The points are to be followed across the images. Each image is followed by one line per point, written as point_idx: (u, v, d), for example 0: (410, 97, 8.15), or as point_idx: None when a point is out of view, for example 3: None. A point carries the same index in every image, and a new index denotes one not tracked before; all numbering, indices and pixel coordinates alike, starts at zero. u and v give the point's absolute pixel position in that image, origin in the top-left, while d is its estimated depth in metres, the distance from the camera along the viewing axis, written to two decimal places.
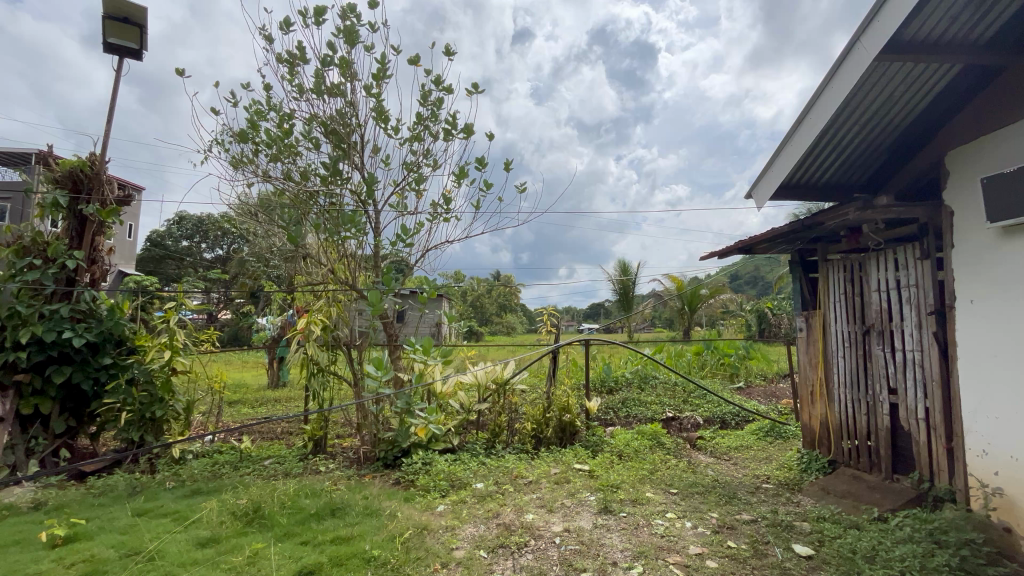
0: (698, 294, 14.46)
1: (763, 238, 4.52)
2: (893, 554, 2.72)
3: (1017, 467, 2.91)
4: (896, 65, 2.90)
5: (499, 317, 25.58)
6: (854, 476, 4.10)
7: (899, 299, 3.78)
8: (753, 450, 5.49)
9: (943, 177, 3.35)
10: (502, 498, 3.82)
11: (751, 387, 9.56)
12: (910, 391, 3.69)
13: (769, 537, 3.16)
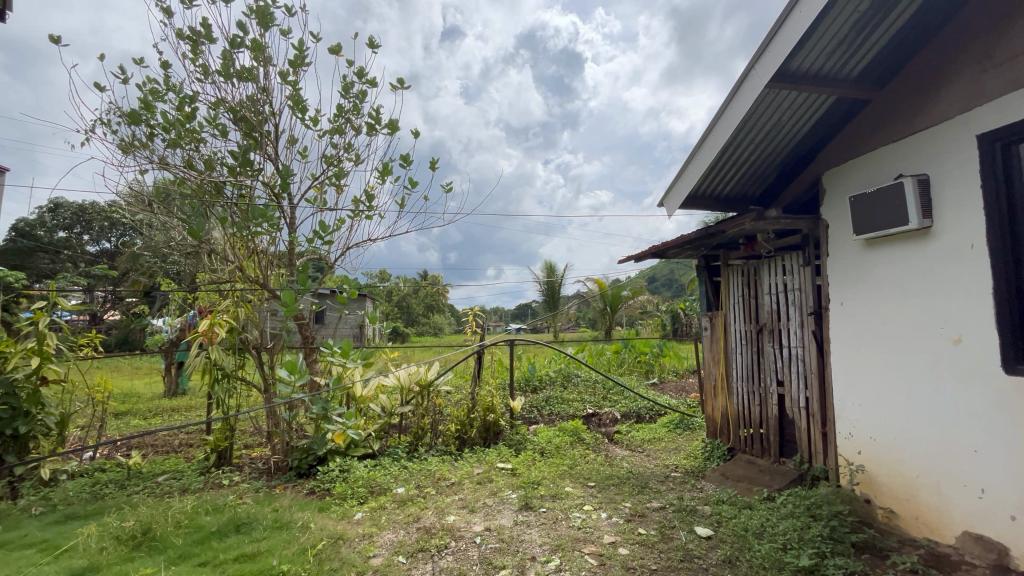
0: (619, 295, 15.18)
1: (673, 244, 4.86)
2: (777, 529, 3.05)
3: (875, 446, 3.37)
4: (785, 92, 3.25)
5: (426, 317, 25.18)
6: (749, 461, 4.52)
7: (786, 301, 4.25)
8: (663, 442, 5.87)
9: (822, 194, 3.80)
10: (423, 502, 3.76)
11: (664, 382, 10.23)
12: (794, 383, 4.16)
13: (675, 522, 3.39)
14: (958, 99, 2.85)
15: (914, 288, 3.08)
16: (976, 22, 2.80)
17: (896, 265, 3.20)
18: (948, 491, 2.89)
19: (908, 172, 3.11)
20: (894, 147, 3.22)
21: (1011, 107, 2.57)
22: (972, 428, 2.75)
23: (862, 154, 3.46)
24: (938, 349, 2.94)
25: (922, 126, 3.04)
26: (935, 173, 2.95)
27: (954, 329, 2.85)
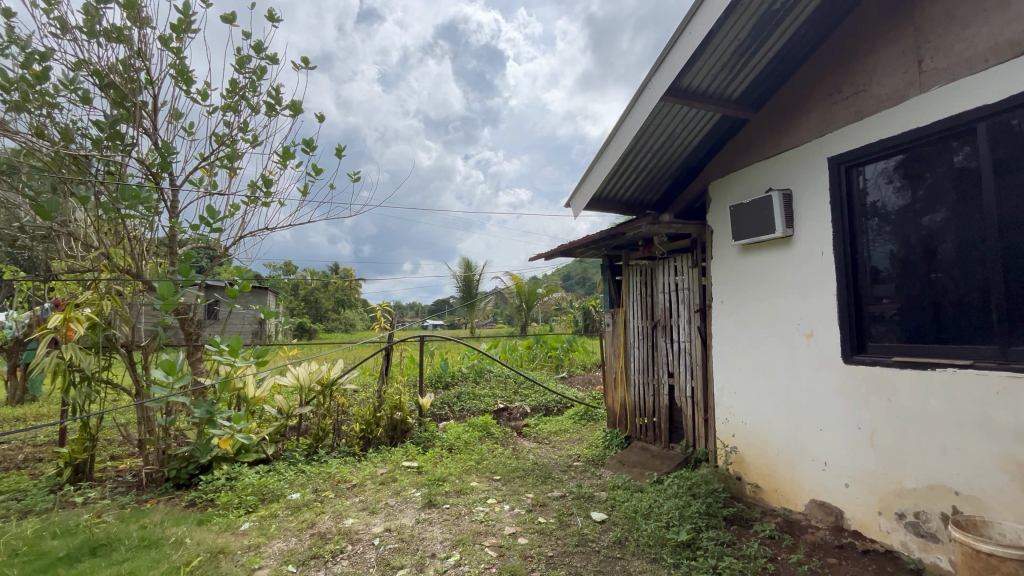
0: (534, 292, 15.55)
1: (579, 244, 5.08)
2: (662, 509, 3.33)
3: (745, 429, 3.79)
4: (678, 106, 3.52)
5: (337, 313, 23.95)
6: (643, 448, 4.86)
7: (677, 299, 4.64)
8: (568, 433, 6.13)
9: (709, 202, 4.19)
10: (320, 506, 3.58)
11: (572, 376, 10.67)
12: (683, 374, 4.54)
13: (573, 509, 3.56)
14: (817, 125, 3.27)
15: (778, 289, 3.50)
16: (833, 60, 3.21)
17: (764, 268, 3.62)
18: (800, 466, 3.32)
19: (776, 186, 3.53)
20: (766, 164, 3.63)
21: (855, 136, 3.01)
22: (819, 411, 3.18)
23: (742, 168, 3.85)
24: (795, 343, 3.36)
25: (789, 147, 3.46)
26: (796, 189, 3.38)
27: (808, 326, 3.28)
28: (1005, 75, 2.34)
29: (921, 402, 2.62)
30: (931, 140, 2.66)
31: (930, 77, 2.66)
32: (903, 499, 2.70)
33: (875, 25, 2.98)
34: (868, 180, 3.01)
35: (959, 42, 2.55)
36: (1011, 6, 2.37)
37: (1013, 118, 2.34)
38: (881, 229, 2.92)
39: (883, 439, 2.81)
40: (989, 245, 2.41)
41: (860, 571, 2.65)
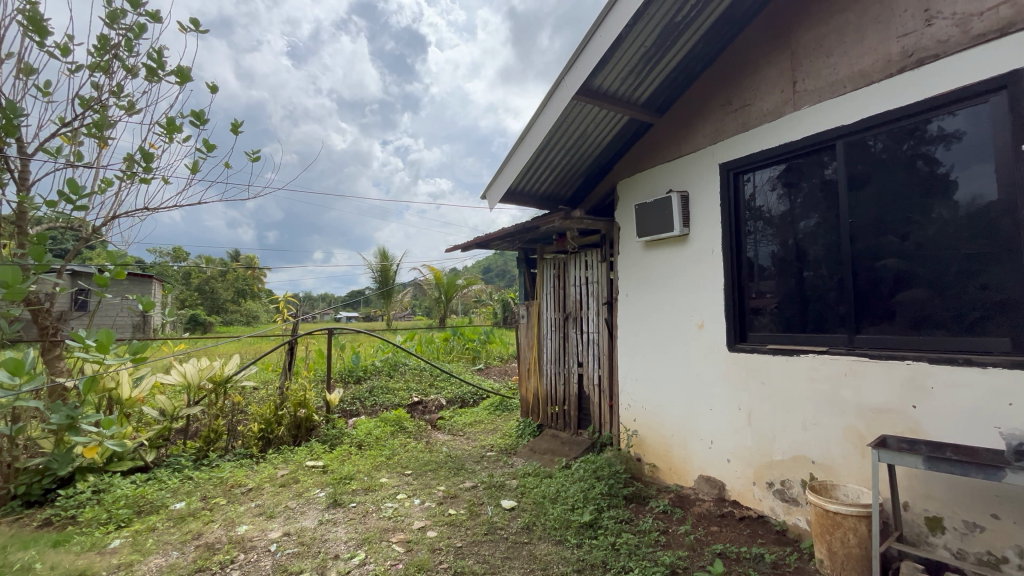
0: (454, 284, 15.44)
1: (495, 236, 5.11)
2: (568, 493, 3.49)
3: (645, 413, 4.07)
4: (589, 106, 3.64)
5: (237, 304, 22.00)
6: (553, 435, 5.04)
7: (587, 292, 4.85)
8: (482, 424, 6.19)
9: (618, 200, 4.41)
10: (209, 515, 3.29)
11: (488, 367, 10.77)
12: (591, 364, 4.77)
13: (484, 499, 3.60)
14: (712, 133, 3.56)
15: (675, 283, 3.79)
16: (726, 74, 3.51)
17: (664, 263, 3.89)
18: (691, 445, 3.63)
19: (675, 187, 3.80)
20: (668, 166, 3.90)
21: (743, 145, 3.33)
22: (707, 394, 3.50)
23: (647, 169, 4.10)
24: (689, 333, 3.66)
25: (687, 151, 3.74)
26: (692, 191, 3.67)
27: (699, 317, 3.59)
28: (860, 101, 2.71)
29: (790, 384, 2.98)
30: (806, 153, 3.01)
31: (802, 97, 3.01)
32: (772, 470, 3.07)
33: (760, 45, 3.29)
34: (754, 186, 3.34)
35: (825, 68, 2.91)
36: (864, 40, 2.74)
37: (867, 138, 2.71)
38: (764, 231, 3.26)
39: (758, 418, 3.15)
40: (846, 247, 2.79)
41: (736, 536, 2.96)
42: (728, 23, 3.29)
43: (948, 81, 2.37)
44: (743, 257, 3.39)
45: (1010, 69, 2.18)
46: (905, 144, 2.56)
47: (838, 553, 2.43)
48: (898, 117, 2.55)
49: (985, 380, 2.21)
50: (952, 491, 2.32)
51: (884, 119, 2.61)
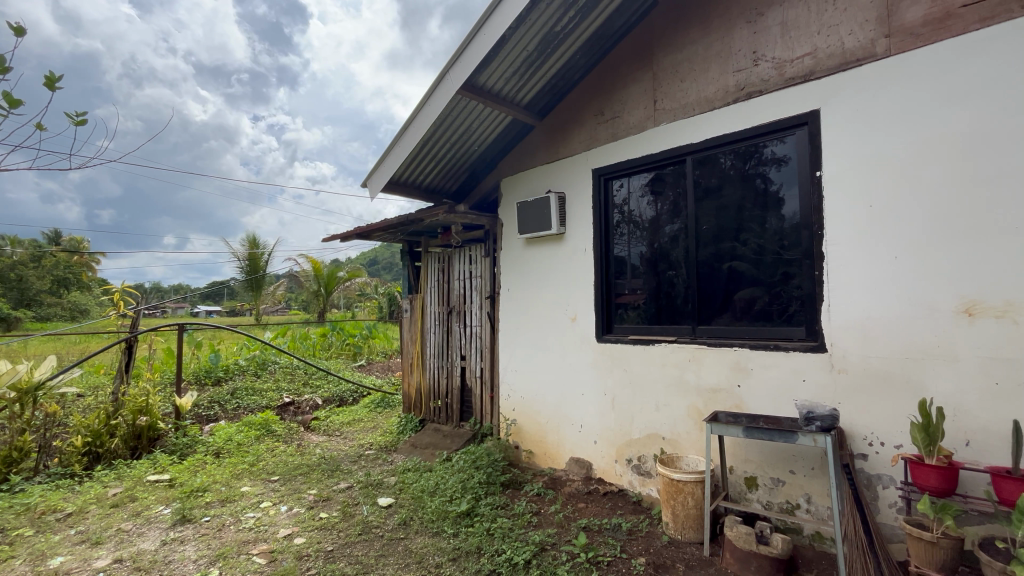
0: (334, 276, 14.50)
1: (376, 227, 4.93)
2: (447, 486, 3.52)
3: (523, 403, 4.25)
4: (475, 102, 3.67)
5: (55, 295, 18.20)
6: (435, 429, 5.04)
7: (470, 286, 4.92)
8: (361, 423, 5.95)
9: (502, 197, 4.54)
10: (8, 550, 2.71)
11: (371, 364, 10.34)
12: (473, 357, 4.85)
13: (359, 499, 3.48)
14: (586, 140, 3.83)
15: (552, 279, 4.02)
16: (600, 85, 3.79)
17: (542, 260, 4.11)
18: (563, 430, 3.89)
19: (554, 189, 4.03)
20: (547, 167, 4.11)
21: (614, 154, 3.63)
22: (579, 382, 3.78)
23: (528, 169, 4.28)
24: (563, 325, 3.91)
25: (565, 155, 3.98)
26: (569, 192, 3.92)
27: (572, 310, 3.85)
28: (707, 123, 3.13)
29: (646, 370, 3.35)
30: (667, 165, 3.38)
31: (662, 115, 3.38)
32: (630, 447, 3.42)
33: (628, 63, 3.61)
34: (625, 191, 3.65)
35: (679, 91, 3.30)
36: (709, 71, 3.17)
37: (714, 156, 3.13)
38: (633, 233, 3.58)
39: (621, 402, 3.49)
40: (698, 250, 3.19)
41: (599, 510, 3.25)
42: (602, 39, 3.54)
43: (769, 114, 2.86)
44: (614, 255, 3.69)
45: (812, 109, 2.70)
46: (747, 163, 2.99)
47: (679, 515, 2.81)
48: (739, 139, 2.98)
49: (788, 362, 2.72)
50: (763, 454, 2.81)
51: (728, 140, 3.03)
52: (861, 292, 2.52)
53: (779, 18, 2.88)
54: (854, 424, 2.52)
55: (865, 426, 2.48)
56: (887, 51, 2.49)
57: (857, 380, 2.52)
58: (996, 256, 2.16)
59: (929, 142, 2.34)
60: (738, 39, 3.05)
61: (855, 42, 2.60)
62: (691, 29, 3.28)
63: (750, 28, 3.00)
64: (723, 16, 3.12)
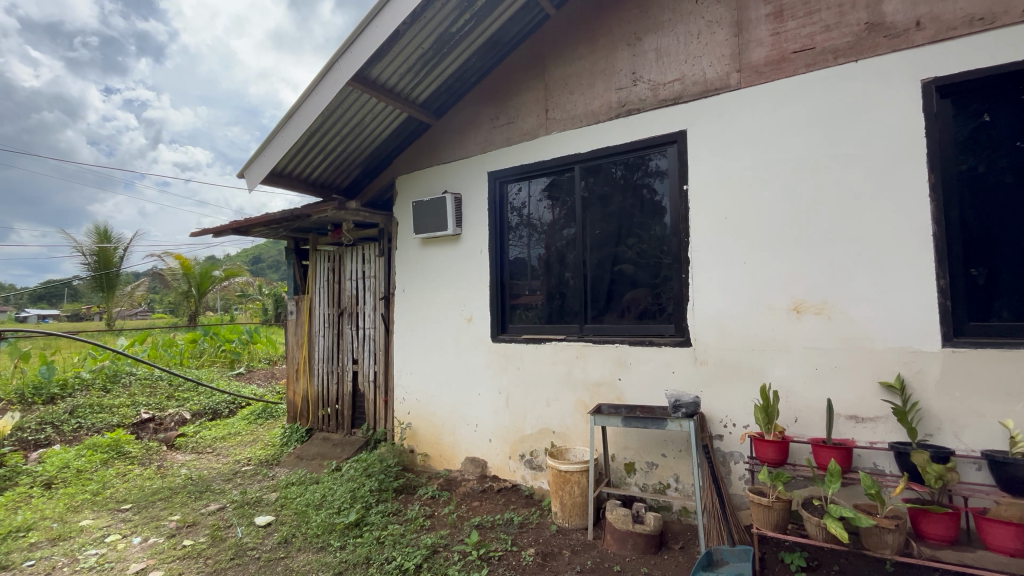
0: (208, 275, 12.99)
1: (257, 222, 4.52)
2: (335, 497, 3.35)
3: (418, 406, 4.17)
4: (367, 96, 3.53)
5: None
6: (324, 438, 4.75)
7: (363, 286, 4.73)
8: (238, 437, 5.40)
9: (397, 195, 4.43)
10: None
11: (252, 371, 9.42)
12: (366, 360, 4.66)
13: (233, 520, 3.17)
14: (482, 143, 3.89)
15: (448, 280, 4.01)
16: (495, 91, 3.86)
17: (438, 260, 4.08)
18: (458, 431, 3.89)
19: (450, 189, 4.03)
20: (445, 167, 4.09)
21: (509, 159, 3.73)
22: (474, 382, 3.81)
23: (425, 168, 4.23)
24: (459, 326, 3.92)
25: (462, 157, 3.99)
26: (465, 194, 3.94)
27: (468, 311, 3.88)
28: (593, 135, 3.35)
29: (537, 367, 3.50)
30: (559, 172, 3.54)
31: (553, 124, 3.55)
32: (523, 443, 3.53)
33: (522, 71, 3.74)
34: (520, 195, 3.76)
35: (568, 103, 3.49)
36: (594, 86, 3.39)
37: (601, 166, 3.36)
38: (532, 235, 3.68)
39: (514, 400, 3.59)
40: (590, 253, 3.40)
41: (493, 507, 3.32)
42: (497, 45, 3.62)
43: (646, 131, 3.15)
44: (513, 257, 3.78)
45: (680, 129, 3.03)
46: (634, 174, 3.23)
47: (566, 504, 2.96)
48: (622, 151, 3.24)
49: (661, 356, 3.02)
50: (639, 441, 3.08)
51: (612, 152, 3.27)
52: (719, 293, 2.87)
53: (654, 44, 3.18)
54: (712, 409, 2.87)
55: (721, 410, 2.84)
56: (739, 84, 2.87)
57: (715, 370, 2.87)
58: (817, 263, 2.60)
59: (769, 165, 2.75)
60: (620, 60, 3.30)
61: (714, 74, 2.96)
62: (579, 46, 3.48)
63: (630, 51, 3.27)
64: (607, 37, 3.36)
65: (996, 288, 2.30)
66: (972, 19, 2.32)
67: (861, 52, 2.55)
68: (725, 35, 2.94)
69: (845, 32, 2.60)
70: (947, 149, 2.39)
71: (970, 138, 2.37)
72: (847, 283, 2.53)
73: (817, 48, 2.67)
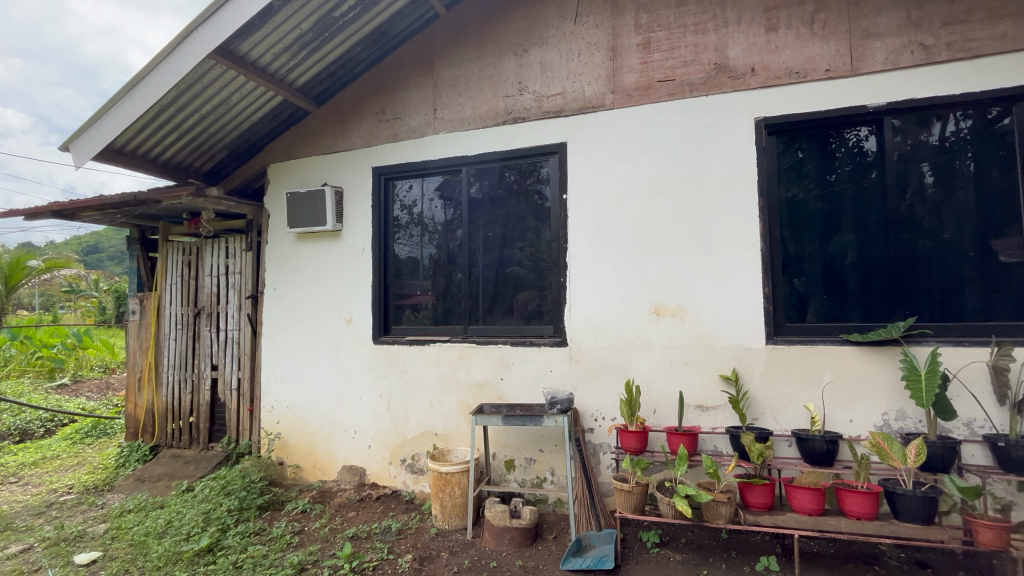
0: (21, 266, 10.64)
1: (87, 205, 3.82)
2: (182, 522, 2.96)
3: (290, 414, 3.84)
4: (233, 72, 3.17)
5: None
6: (173, 456, 4.16)
7: (225, 284, 4.24)
8: (58, 461, 4.51)
9: (268, 185, 4.05)
10: None
11: (80, 382, 7.90)
12: (227, 365, 4.18)
13: (42, 562, 2.64)
14: (367, 137, 3.73)
15: (326, 278, 3.77)
16: (381, 84, 3.73)
17: (315, 257, 3.82)
18: (335, 439, 3.67)
19: (331, 182, 3.80)
20: (325, 159, 3.85)
21: (397, 155, 3.62)
22: (354, 386, 3.63)
23: (303, 157, 3.94)
24: (338, 328, 3.71)
25: (344, 149, 3.79)
26: (347, 188, 3.74)
27: (348, 311, 3.69)
28: (481, 140, 3.40)
29: (420, 370, 3.44)
30: (449, 172, 3.53)
31: (440, 124, 3.52)
32: (404, 447, 3.45)
33: (410, 66, 3.66)
34: (407, 192, 3.67)
35: (457, 104, 3.50)
36: (482, 91, 3.44)
37: (489, 169, 3.42)
38: (423, 234, 3.61)
39: (396, 403, 3.49)
40: (481, 255, 3.43)
41: (371, 515, 3.18)
42: (385, 36, 3.49)
43: (530, 140, 3.28)
44: (402, 255, 3.67)
45: (561, 141, 3.20)
46: (526, 179, 3.33)
47: (446, 505, 2.96)
48: (509, 157, 3.33)
49: (540, 355, 3.16)
50: (518, 438, 3.18)
51: (500, 157, 3.34)
52: (593, 297, 3.09)
53: (538, 57, 3.32)
54: (585, 405, 3.07)
55: (592, 405, 3.05)
56: (613, 104, 3.12)
57: (588, 368, 3.08)
58: (674, 270, 2.92)
59: (637, 180, 3.03)
60: (507, 68, 3.39)
61: (592, 92, 3.18)
62: (468, 49, 3.51)
63: (517, 61, 3.38)
64: (495, 44, 3.44)
65: (805, 295, 2.79)
66: (791, 72, 2.80)
67: (711, 88, 2.93)
68: (602, 58, 3.17)
69: (698, 69, 2.97)
70: (775, 177, 2.84)
71: (790, 170, 2.84)
72: (698, 289, 2.88)
73: (677, 80, 3.00)
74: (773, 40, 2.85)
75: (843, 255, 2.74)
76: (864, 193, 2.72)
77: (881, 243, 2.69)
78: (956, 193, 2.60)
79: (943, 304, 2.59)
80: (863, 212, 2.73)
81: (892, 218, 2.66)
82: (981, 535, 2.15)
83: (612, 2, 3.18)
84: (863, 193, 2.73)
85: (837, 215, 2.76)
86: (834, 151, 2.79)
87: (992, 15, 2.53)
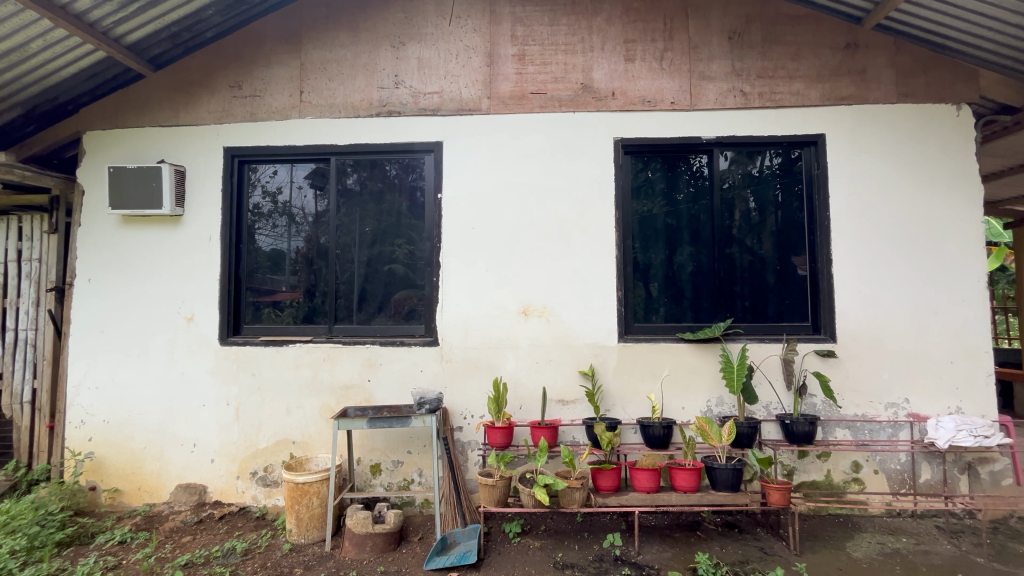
0: None
1: None
2: None
3: (106, 430, 3.23)
4: (33, 15, 2.58)
5: None
6: None
7: (16, 273, 3.45)
8: None
9: (83, 155, 3.37)
10: None
11: None
12: (17, 373, 3.40)
13: None
14: (217, 112, 3.31)
15: (161, 270, 3.26)
16: (237, 55, 3.34)
17: (145, 245, 3.28)
18: (167, 454, 3.18)
19: (170, 159, 3.30)
20: (164, 132, 3.33)
21: (255, 137, 3.28)
22: (194, 394, 3.19)
23: (133, 128, 3.36)
24: (175, 327, 3.23)
25: (188, 123, 3.32)
26: (191, 167, 3.29)
27: (188, 308, 3.23)
28: (353, 130, 3.24)
29: (276, 373, 3.16)
30: (320, 160, 3.30)
31: (307, 108, 3.28)
32: (255, 458, 3.13)
33: (273, 41, 3.34)
34: (270, 178, 3.34)
35: (327, 89, 3.28)
36: (355, 79, 3.28)
37: (365, 161, 3.27)
38: (289, 225, 3.32)
39: (246, 411, 3.15)
40: (353, 250, 3.27)
41: (210, 538, 2.83)
42: (242, 4, 3.14)
43: (405, 135, 3.22)
44: (262, 247, 3.33)
45: (437, 140, 3.19)
46: (405, 175, 3.26)
47: (303, 518, 2.75)
48: (386, 150, 3.22)
49: (409, 355, 3.11)
50: (385, 441, 3.09)
51: (377, 149, 3.22)
52: (465, 297, 3.13)
53: (416, 53, 3.27)
54: (453, 404, 3.10)
55: (461, 403, 3.09)
56: (489, 109, 3.19)
57: (458, 367, 3.11)
58: (542, 273, 3.10)
59: (512, 185, 3.14)
60: (383, 58, 3.28)
61: (469, 95, 3.22)
62: (340, 33, 3.31)
63: (393, 53, 3.28)
64: (371, 32, 3.30)
65: (651, 299, 3.16)
66: (644, 100, 3.15)
67: (577, 106, 3.17)
68: (479, 63, 3.23)
69: (567, 87, 3.19)
70: (631, 193, 3.17)
71: (643, 186, 3.19)
72: (562, 291, 3.09)
73: (548, 94, 3.19)
74: (630, 70, 3.18)
75: (682, 265, 3.16)
76: (701, 211, 3.17)
77: (711, 256, 3.15)
78: (767, 217, 3.16)
79: (753, 309, 3.13)
80: (699, 228, 3.17)
81: (720, 235, 3.15)
82: (772, 496, 2.64)
83: (489, 10, 3.26)
84: (700, 212, 3.17)
85: (679, 229, 3.17)
86: (680, 174, 3.20)
87: (789, 74, 3.13)
